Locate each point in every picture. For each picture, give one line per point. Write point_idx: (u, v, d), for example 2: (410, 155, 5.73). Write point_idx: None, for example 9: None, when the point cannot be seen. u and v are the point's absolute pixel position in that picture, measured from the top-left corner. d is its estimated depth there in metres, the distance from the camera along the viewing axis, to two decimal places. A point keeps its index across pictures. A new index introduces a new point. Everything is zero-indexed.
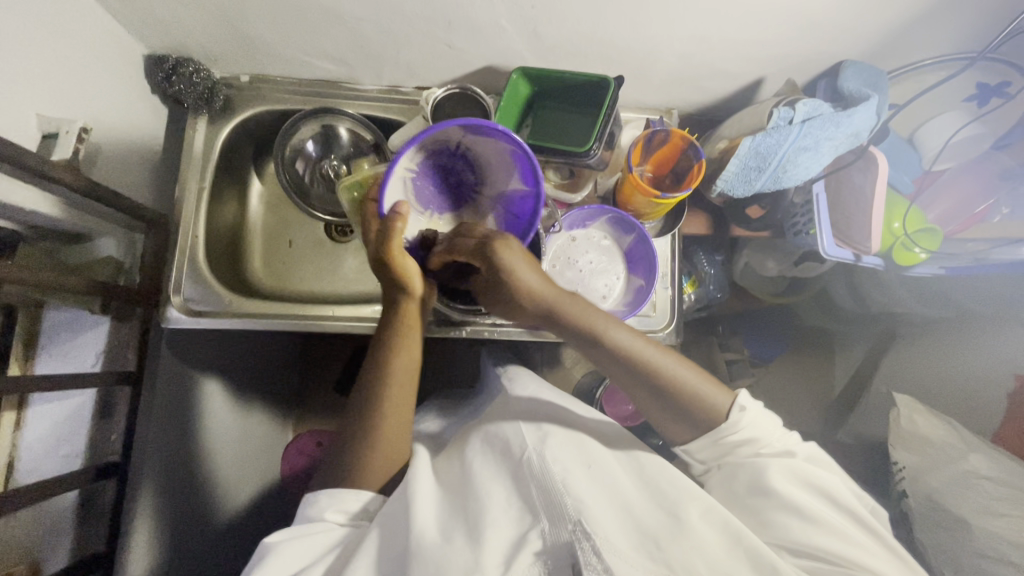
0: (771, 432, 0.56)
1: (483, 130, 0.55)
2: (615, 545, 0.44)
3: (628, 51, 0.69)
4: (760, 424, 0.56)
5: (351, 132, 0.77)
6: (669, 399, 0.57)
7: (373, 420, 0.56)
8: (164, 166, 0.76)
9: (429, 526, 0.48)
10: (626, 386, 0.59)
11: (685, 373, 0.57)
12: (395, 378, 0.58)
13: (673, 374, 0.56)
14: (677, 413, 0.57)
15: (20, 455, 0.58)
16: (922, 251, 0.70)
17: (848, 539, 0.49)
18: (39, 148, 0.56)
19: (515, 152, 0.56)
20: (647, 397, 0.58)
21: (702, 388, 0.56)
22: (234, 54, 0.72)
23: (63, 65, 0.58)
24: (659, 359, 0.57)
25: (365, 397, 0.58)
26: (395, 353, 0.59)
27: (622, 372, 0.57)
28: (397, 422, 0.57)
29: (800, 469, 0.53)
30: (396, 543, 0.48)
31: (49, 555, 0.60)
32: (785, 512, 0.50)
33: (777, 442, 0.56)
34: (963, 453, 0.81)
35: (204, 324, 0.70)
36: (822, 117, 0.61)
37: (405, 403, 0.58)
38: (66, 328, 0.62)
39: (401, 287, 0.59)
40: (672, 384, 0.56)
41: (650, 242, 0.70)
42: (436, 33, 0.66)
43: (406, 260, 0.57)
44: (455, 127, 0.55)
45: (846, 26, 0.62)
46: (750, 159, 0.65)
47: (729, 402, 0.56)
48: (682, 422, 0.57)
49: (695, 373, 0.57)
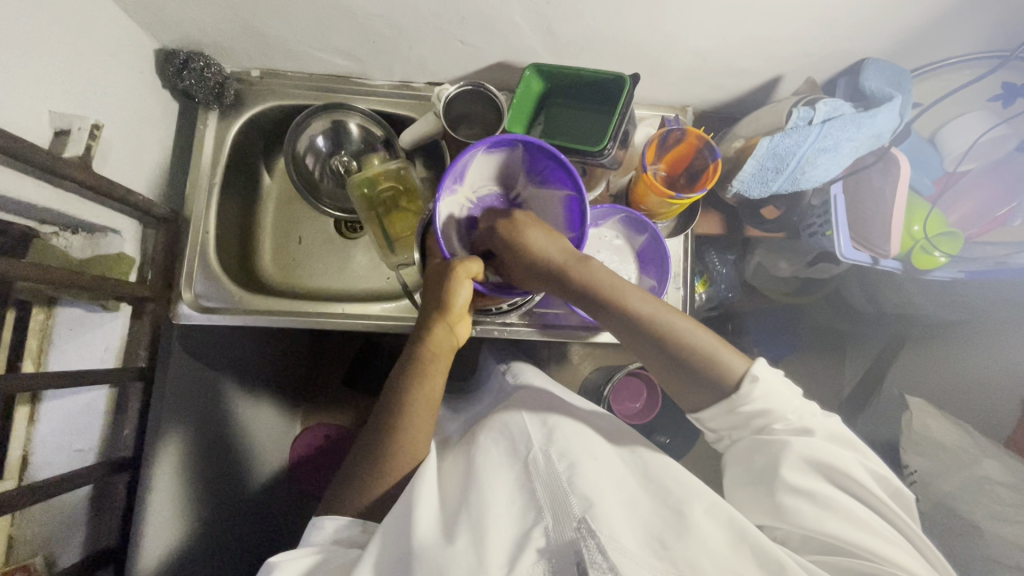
0: (787, 403, 0.53)
1: (543, 176, 0.63)
2: (623, 545, 0.43)
3: (643, 48, 0.67)
4: (776, 394, 0.53)
5: (361, 128, 0.77)
6: (697, 374, 0.55)
7: (384, 444, 0.56)
8: (176, 162, 0.76)
9: (431, 531, 0.48)
10: (662, 373, 0.58)
11: (709, 342, 0.56)
12: (416, 408, 0.57)
13: (692, 340, 0.56)
14: (694, 380, 0.56)
15: (33, 448, 0.58)
16: (943, 256, 0.69)
17: (865, 526, 0.48)
18: (52, 145, 0.56)
19: (569, 197, 0.62)
20: (656, 359, 0.57)
21: (712, 349, 0.55)
22: (245, 50, 0.71)
23: (74, 59, 0.57)
24: (682, 326, 0.56)
25: (381, 423, 0.57)
26: (422, 379, 0.58)
27: (657, 355, 0.57)
28: (411, 446, 0.57)
29: (823, 449, 0.50)
30: (398, 548, 0.47)
31: (64, 549, 0.61)
32: (797, 497, 0.49)
33: (794, 418, 0.53)
34: (976, 458, 0.80)
35: (213, 318, 0.70)
36: (843, 118, 0.60)
37: (422, 429, 0.57)
38: (80, 325, 0.62)
39: (438, 306, 0.58)
40: (686, 346, 0.56)
41: (663, 242, 0.69)
42: (448, 28, 0.65)
43: (456, 287, 0.57)
44: (523, 172, 0.63)
45: (869, 23, 0.60)
46: (767, 160, 0.64)
47: (745, 368, 0.55)
48: (703, 389, 0.56)
49: (713, 339, 0.56)
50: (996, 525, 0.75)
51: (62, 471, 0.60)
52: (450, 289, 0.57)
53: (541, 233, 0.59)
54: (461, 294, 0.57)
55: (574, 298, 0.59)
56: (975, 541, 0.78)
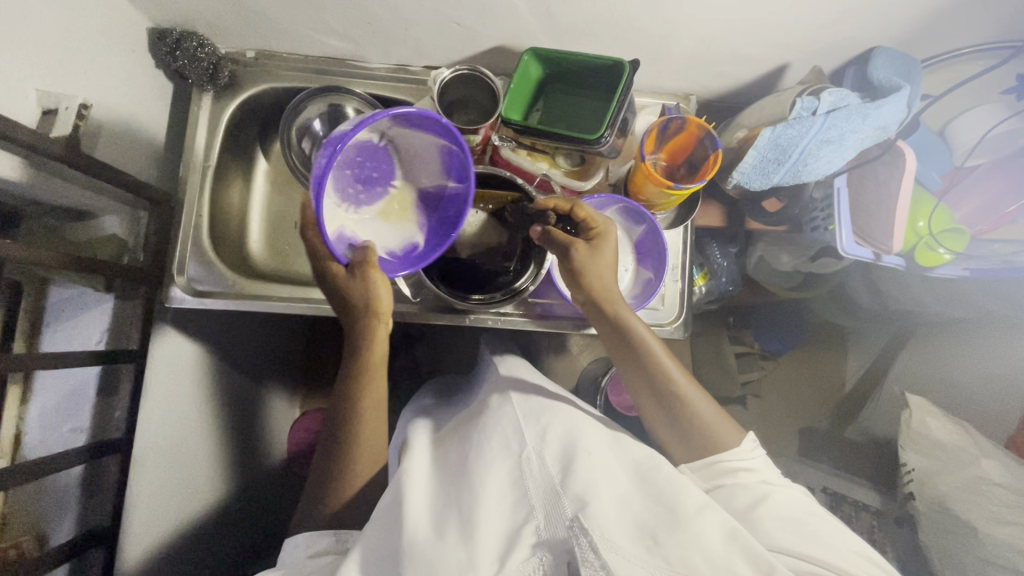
0: (770, 473, 0.57)
1: (416, 122, 0.53)
2: (615, 542, 0.42)
3: (645, 33, 0.65)
4: (764, 469, 0.57)
5: (358, 112, 0.75)
6: (684, 429, 0.60)
7: (349, 445, 0.58)
8: (170, 144, 0.75)
9: (422, 524, 0.47)
10: (653, 415, 0.63)
11: (711, 415, 0.60)
12: (370, 392, 0.60)
13: (698, 407, 0.60)
14: (681, 431, 0.60)
15: (26, 428, 0.58)
16: (948, 253, 0.67)
17: (847, 549, 0.48)
18: (41, 124, 0.55)
19: (450, 150, 0.56)
20: (659, 408, 0.62)
21: (713, 422, 0.59)
22: (239, 30, 0.70)
23: (61, 35, 0.56)
24: (690, 390, 0.61)
25: (338, 427, 0.59)
26: (365, 383, 0.60)
27: (660, 402, 0.61)
28: (371, 445, 0.59)
29: (801, 500, 0.53)
30: (383, 548, 0.47)
31: (55, 527, 0.61)
32: (783, 524, 0.50)
33: (776, 479, 0.56)
34: (975, 457, 0.80)
35: (204, 302, 0.69)
36: (848, 108, 0.57)
37: (378, 425, 0.60)
38: (70, 306, 0.62)
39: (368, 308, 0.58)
40: (688, 409, 0.60)
41: (660, 233, 0.68)
42: (444, 10, 0.64)
43: (378, 285, 0.56)
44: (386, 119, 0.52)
45: (880, 9, 0.58)
46: (768, 151, 0.62)
47: (738, 441, 0.59)
48: (683, 444, 0.60)
49: (714, 411, 0.60)
50: (991, 525, 0.75)
51: (54, 450, 0.60)
52: (371, 294, 0.56)
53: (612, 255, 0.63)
54: (384, 295, 0.57)
55: (611, 327, 0.62)
56: (971, 542, 0.77)
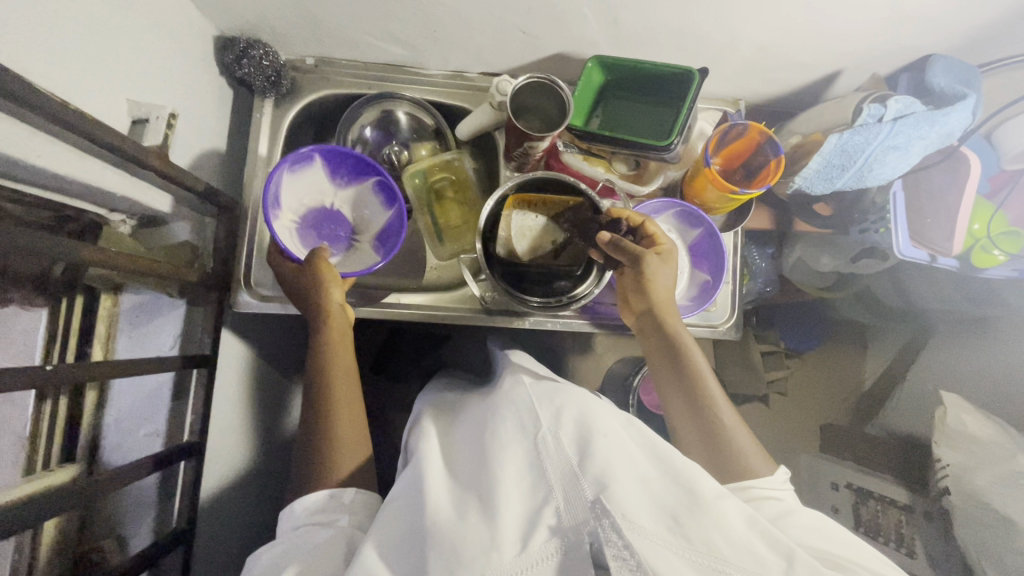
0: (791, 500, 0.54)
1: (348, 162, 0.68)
2: (639, 523, 0.39)
3: (708, 42, 0.67)
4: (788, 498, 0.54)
5: (410, 117, 0.77)
6: (714, 449, 0.58)
7: (329, 421, 0.57)
8: (230, 149, 0.76)
9: (442, 506, 0.45)
10: (681, 430, 0.62)
11: (745, 442, 0.58)
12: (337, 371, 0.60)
13: (732, 431, 0.59)
14: (710, 452, 0.58)
15: (104, 432, 0.58)
16: (1002, 255, 0.70)
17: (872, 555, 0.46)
18: (130, 133, 0.56)
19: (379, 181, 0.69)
20: (690, 423, 0.61)
21: (747, 449, 0.57)
22: (302, 38, 0.71)
23: (144, 45, 0.57)
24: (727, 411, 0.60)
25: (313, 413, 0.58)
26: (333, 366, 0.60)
27: (693, 416, 0.60)
28: (351, 426, 0.58)
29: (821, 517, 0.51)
30: (405, 528, 0.45)
31: (135, 531, 0.62)
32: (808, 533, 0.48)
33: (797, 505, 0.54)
34: (1010, 453, 0.81)
35: (270, 307, 0.71)
36: (915, 116, 0.59)
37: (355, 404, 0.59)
38: (143, 312, 0.63)
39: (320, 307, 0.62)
40: (723, 430, 0.59)
41: (718, 237, 0.70)
42: (512, 19, 0.65)
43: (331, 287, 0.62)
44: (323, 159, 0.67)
45: (942, 20, 0.60)
46: (834, 157, 0.64)
47: (770, 472, 0.56)
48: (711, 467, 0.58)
49: (748, 440, 0.59)
50: None
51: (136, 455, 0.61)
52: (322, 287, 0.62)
53: (671, 271, 0.65)
54: (334, 292, 0.63)
55: (662, 332, 0.64)
56: (1007, 534, 0.79)
